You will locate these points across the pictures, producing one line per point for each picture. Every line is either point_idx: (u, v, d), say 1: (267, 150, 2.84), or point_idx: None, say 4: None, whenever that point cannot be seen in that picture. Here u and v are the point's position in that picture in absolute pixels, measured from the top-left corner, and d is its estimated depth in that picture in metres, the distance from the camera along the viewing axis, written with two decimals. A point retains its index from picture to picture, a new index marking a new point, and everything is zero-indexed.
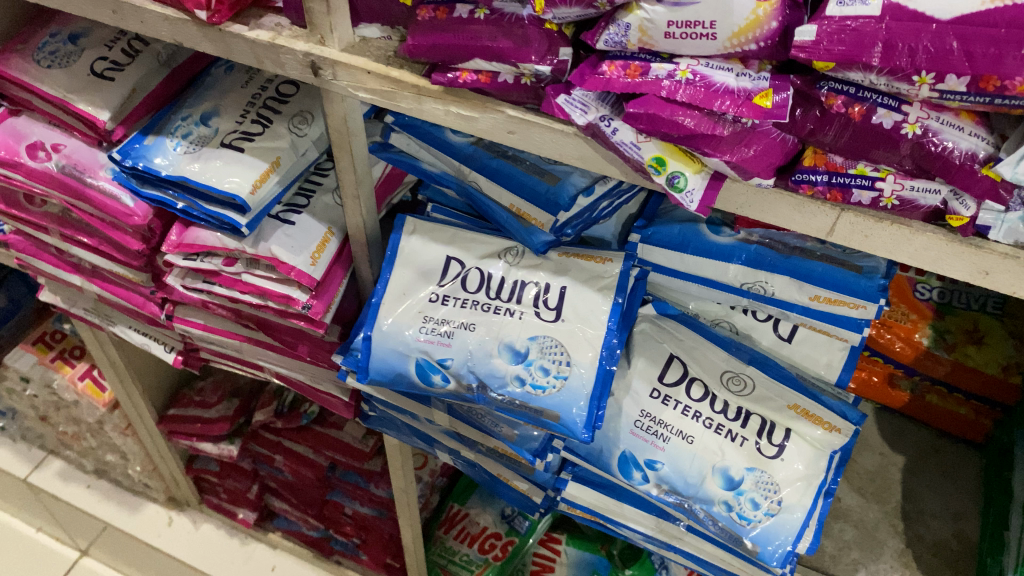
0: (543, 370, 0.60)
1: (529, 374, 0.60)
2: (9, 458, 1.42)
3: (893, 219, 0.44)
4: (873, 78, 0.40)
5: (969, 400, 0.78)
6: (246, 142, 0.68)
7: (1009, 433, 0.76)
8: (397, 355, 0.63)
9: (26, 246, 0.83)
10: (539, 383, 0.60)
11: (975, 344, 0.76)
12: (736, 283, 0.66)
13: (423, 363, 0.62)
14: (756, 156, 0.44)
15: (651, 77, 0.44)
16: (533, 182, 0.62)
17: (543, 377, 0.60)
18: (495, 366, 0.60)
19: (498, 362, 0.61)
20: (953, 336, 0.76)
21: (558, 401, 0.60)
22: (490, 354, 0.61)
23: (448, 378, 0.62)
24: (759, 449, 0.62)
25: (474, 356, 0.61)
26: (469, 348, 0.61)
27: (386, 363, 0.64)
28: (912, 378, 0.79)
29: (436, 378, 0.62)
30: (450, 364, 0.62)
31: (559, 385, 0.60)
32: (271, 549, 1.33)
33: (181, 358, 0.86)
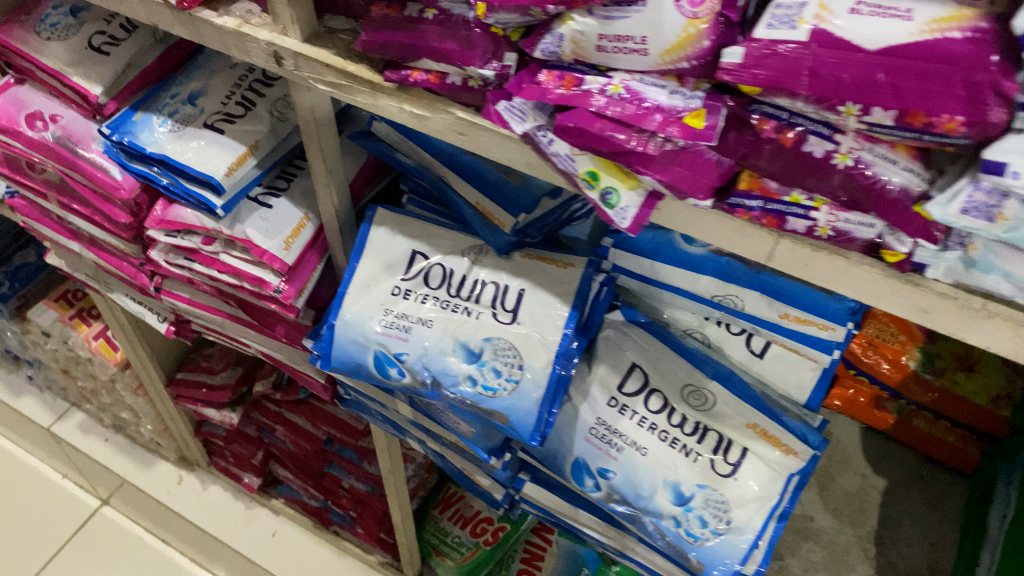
0: (496, 371, 0.60)
1: (481, 375, 0.60)
2: (37, 407, 1.50)
3: (830, 249, 0.43)
4: (801, 105, 0.38)
5: (957, 428, 0.80)
6: (227, 123, 0.69)
7: (994, 468, 0.77)
8: (356, 346, 0.63)
9: (31, 211, 0.87)
10: (490, 384, 0.60)
11: (966, 372, 0.79)
12: (707, 295, 0.64)
13: (381, 355, 0.63)
14: (689, 176, 0.42)
15: (583, 90, 0.43)
16: (499, 181, 0.62)
17: (494, 378, 0.60)
18: (449, 365, 0.60)
19: (452, 360, 0.61)
20: (943, 362, 0.80)
21: (508, 403, 0.59)
22: (444, 352, 0.61)
23: (404, 372, 0.62)
24: (712, 466, 0.60)
25: (429, 353, 0.61)
26: (425, 344, 0.61)
27: (347, 353, 0.64)
28: (899, 401, 0.83)
29: (392, 371, 0.63)
30: (405, 358, 0.62)
31: (510, 388, 0.59)
32: (274, 515, 1.37)
33: (173, 328, 0.88)
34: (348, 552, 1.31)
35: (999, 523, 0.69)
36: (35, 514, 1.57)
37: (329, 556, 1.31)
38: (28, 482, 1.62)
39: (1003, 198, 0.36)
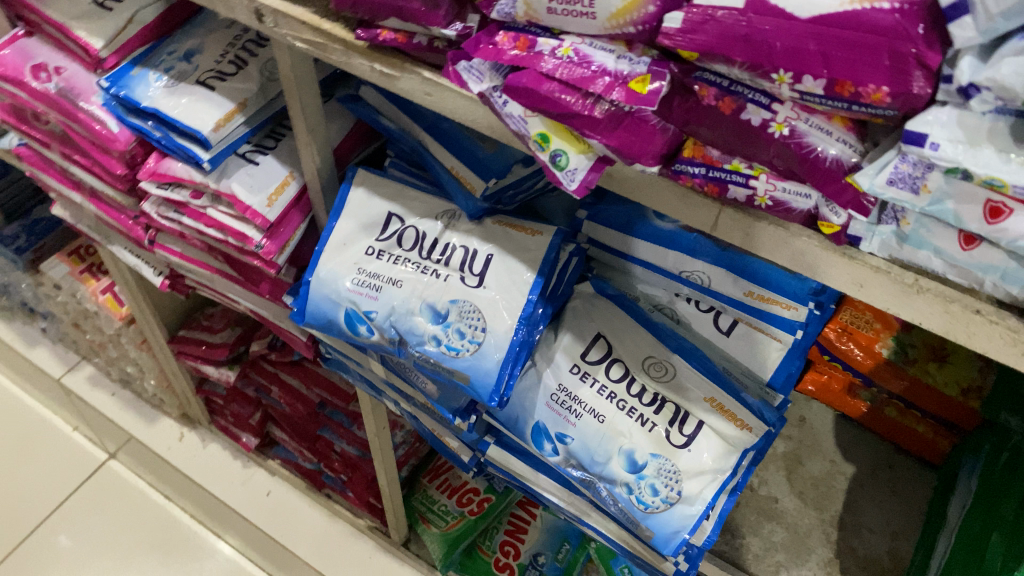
0: (459, 333, 0.61)
1: (445, 336, 0.61)
2: (48, 358, 1.54)
3: (769, 219, 0.44)
4: (738, 72, 0.39)
5: (927, 418, 0.84)
6: (218, 81, 0.71)
7: (957, 458, 0.79)
8: (329, 302, 0.65)
9: (36, 161, 0.90)
10: (454, 345, 0.61)
11: (937, 362, 0.82)
12: (676, 270, 0.64)
13: (352, 313, 0.64)
14: (632, 141, 0.43)
15: (535, 52, 0.44)
16: (474, 147, 0.63)
17: (458, 340, 0.61)
18: (415, 324, 0.62)
19: (418, 320, 0.62)
20: (915, 351, 0.83)
21: (469, 364, 0.61)
22: (411, 311, 0.62)
23: (373, 330, 0.64)
24: (667, 437, 0.62)
25: (396, 312, 0.63)
26: (393, 304, 0.63)
27: (319, 310, 0.66)
28: (871, 389, 0.87)
29: (361, 329, 0.64)
30: (374, 316, 0.63)
31: (472, 349, 0.60)
32: (269, 476, 1.40)
33: (167, 282, 0.92)
34: (339, 515, 1.34)
35: (955, 513, 0.70)
36: (42, 463, 1.61)
37: (320, 518, 1.34)
38: (40, 431, 1.66)
39: (927, 170, 0.36)
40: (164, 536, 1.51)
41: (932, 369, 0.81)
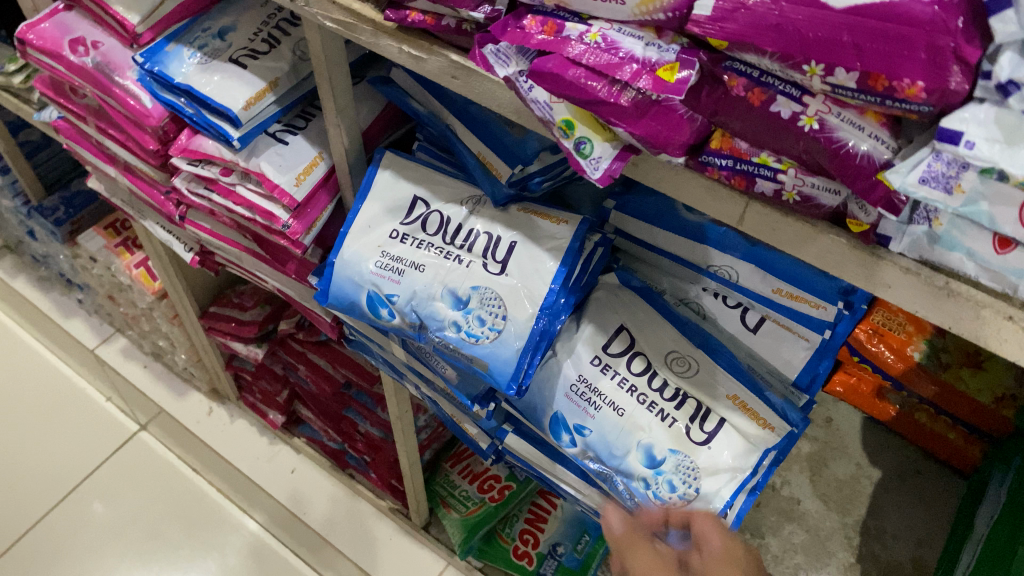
0: (480, 320, 0.61)
1: (465, 322, 0.61)
2: (84, 329, 1.58)
3: (796, 214, 0.43)
4: (768, 63, 0.38)
5: (958, 425, 0.82)
6: (250, 59, 0.71)
7: (989, 470, 0.79)
8: (351, 284, 0.65)
9: (73, 134, 0.91)
10: (473, 332, 0.61)
11: (972, 368, 0.81)
12: (703, 264, 0.63)
13: (374, 296, 0.64)
14: (657, 130, 0.42)
15: (562, 37, 0.43)
16: (502, 132, 0.62)
17: (478, 326, 0.61)
18: (436, 309, 0.62)
19: (439, 306, 0.62)
20: (949, 356, 0.81)
21: (489, 351, 0.61)
22: (433, 297, 0.62)
23: (394, 314, 0.64)
24: (687, 433, 0.61)
25: (418, 297, 0.63)
26: (415, 288, 0.63)
27: (342, 291, 0.66)
28: (901, 393, 0.85)
29: (383, 312, 0.64)
30: (396, 300, 0.63)
31: (492, 337, 0.60)
32: (295, 453, 1.42)
33: (197, 258, 0.92)
34: (361, 495, 1.35)
35: (983, 523, 0.69)
36: (75, 431, 1.64)
37: (343, 498, 1.36)
38: (75, 400, 1.69)
39: (962, 169, 0.34)
40: (190, 508, 1.53)
41: (965, 376, 0.80)
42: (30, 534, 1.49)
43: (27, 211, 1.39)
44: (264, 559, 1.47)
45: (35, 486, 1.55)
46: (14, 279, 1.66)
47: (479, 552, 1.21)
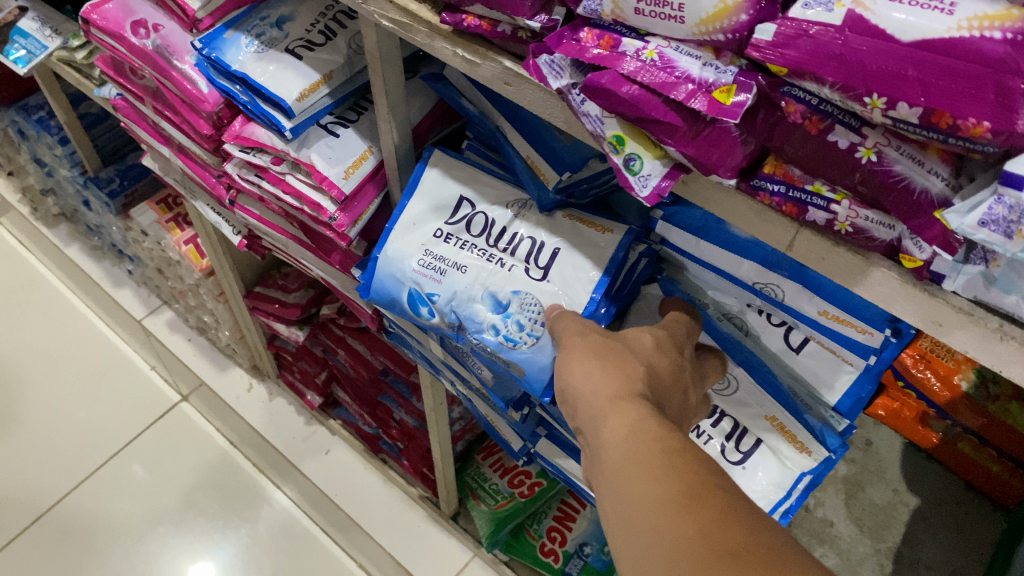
0: (519, 325, 0.61)
1: (505, 326, 0.61)
2: (133, 300, 1.62)
3: (848, 245, 0.42)
4: (828, 92, 0.37)
5: (1001, 458, 0.85)
6: (306, 50, 0.71)
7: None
8: (393, 280, 0.65)
9: (131, 113, 0.93)
10: (512, 336, 0.61)
11: (1017, 401, 0.83)
12: (749, 280, 0.62)
13: (415, 293, 0.65)
14: (710, 153, 0.42)
15: (618, 52, 0.43)
16: (552, 138, 0.62)
17: (517, 331, 0.61)
18: (476, 312, 0.62)
19: (479, 308, 0.62)
20: (998, 389, 0.84)
21: (527, 357, 0.61)
22: (473, 299, 0.62)
23: (433, 313, 0.64)
24: (723, 453, 0.67)
25: (458, 298, 0.63)
26: (456, 289, 0.63)
27: (384, 287, 0.66)
28: (944, 421, 0.92)
29: (423, 310, 0.64)
30: (436, 299, 0.63)
31: (530, 343, 0.61)
32: (330, 435, 1.44)
33: (245, 241, 0.94)
34: (393, 481, 1.37)
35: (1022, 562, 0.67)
36: (118, 398, 1.68)
37: (375, 483, 1.38)
38: (121, 367, 1.73)
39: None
40: (226, 480, 1.56)
41: (1013, 409, 0.83)
42: (73, 495, 1.53)
43: (83, 181, 1.42)
44: (293, 534, 1.49)
45: (79, 448, 1.60)
46: (68, 247, 1.71)
47: (506, 546, 1.22)
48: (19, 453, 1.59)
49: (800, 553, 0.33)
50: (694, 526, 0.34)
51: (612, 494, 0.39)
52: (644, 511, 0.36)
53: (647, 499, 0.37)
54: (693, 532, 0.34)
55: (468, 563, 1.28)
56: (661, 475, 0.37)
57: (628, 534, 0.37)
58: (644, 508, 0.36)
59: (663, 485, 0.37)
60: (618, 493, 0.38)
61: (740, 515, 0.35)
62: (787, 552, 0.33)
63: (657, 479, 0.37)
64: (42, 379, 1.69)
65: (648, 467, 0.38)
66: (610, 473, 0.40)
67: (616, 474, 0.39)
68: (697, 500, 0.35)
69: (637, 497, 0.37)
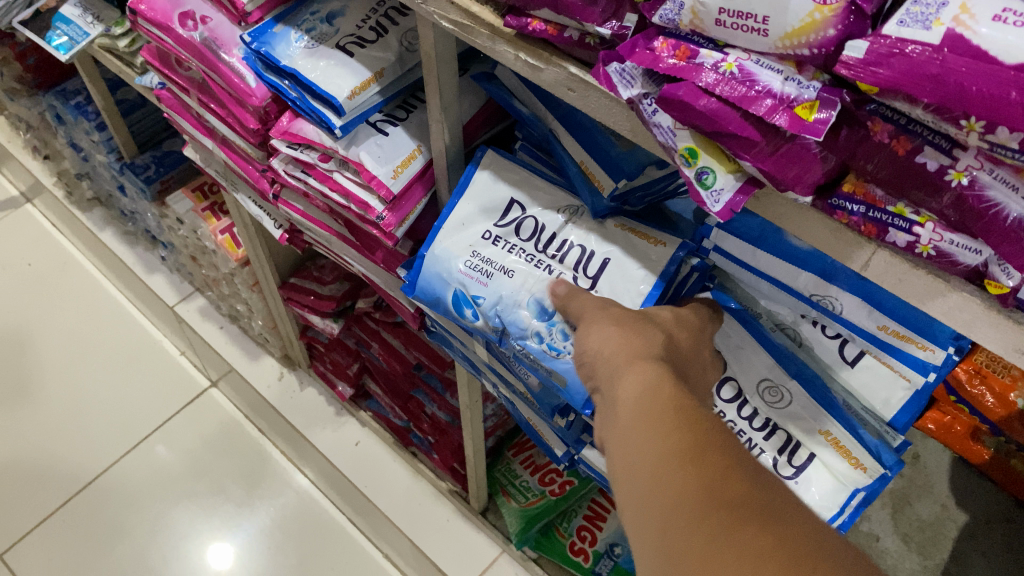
0: (564, 334, 0.60)
1: (549, 334, 0.60)
2: (165, 286, 1.63)
3: (929, 268, 0.40)
4: (920, 113, 0.35)
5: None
6: (357, 47, 0.71)
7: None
8: (440, 280, 0.65)
9: (174, 104, 0.93)
10: (556, 345, 0.60)
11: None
12: (806, 292, 0.61)
13: (460, 295, 0.64)
14: (790, 169, 0.41)
15: (695, 63, 0.42)
16: (607, 143, 0.61)
17: (561, 340, 0.60)
18: (520, 317, 0.61)
19: (524, 312, 0.61)
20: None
21: (569, 368, 0.60)
22: (518, 303, 0.62)
23: (478, 315, 0.64)
24: (776, 467, 0.64)
25: (504, 302, 0.62)
26: (501, 292, 0.62)
27: (430, 286, 0.66)
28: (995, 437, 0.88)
29: (467, 312, 0.64)
30: (481, 302, 0.63)
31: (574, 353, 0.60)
32: (360, 426, 1.44)
33: (286, 235, 0.94)
34: (422, 474, 1.37)
35: None
36: (147, 381, 1.68)
37: (404, 475, 1.38)
38: (150, 351, 1.73)
39: None
40: (254, 466, 1.56)
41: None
42: (101, 480, 1.54)
43: (119, 167, 1.43)
44: (317, 520, 1.49)
45: (108, 430, 1.61)
46: (102, 231, 1.72)
47: (535, 543, 1.22)
48: (50, 435, 1.60)
49: (796, 510, 0.35)
50: (695, 479, 0.36)
51: (620, 444, 0.41)
52: (649, 460, 0.38)
53: (653, 451, 0.38)
54: (694, 487, 0.35)
55: (496, 560, 1.27)
56: (668, 431, 0.39)
57: (632, 482, 0.38)
58: (648, 461, 0.38)
59: (670, 439, 0.38)
60: (626, 447, 0.40)
61: (742, 471, 0.36)
62: (783, 507, 0.35)
63: (665, 433, 0.39)
64: (72, 361, 1.71)
65: (656, 422, 0.39)
66: (621, 426, 0.41)
67: (626, 426, 0.41)
68: (701, 455, 0.37)
69: (643, 451, 0.39)
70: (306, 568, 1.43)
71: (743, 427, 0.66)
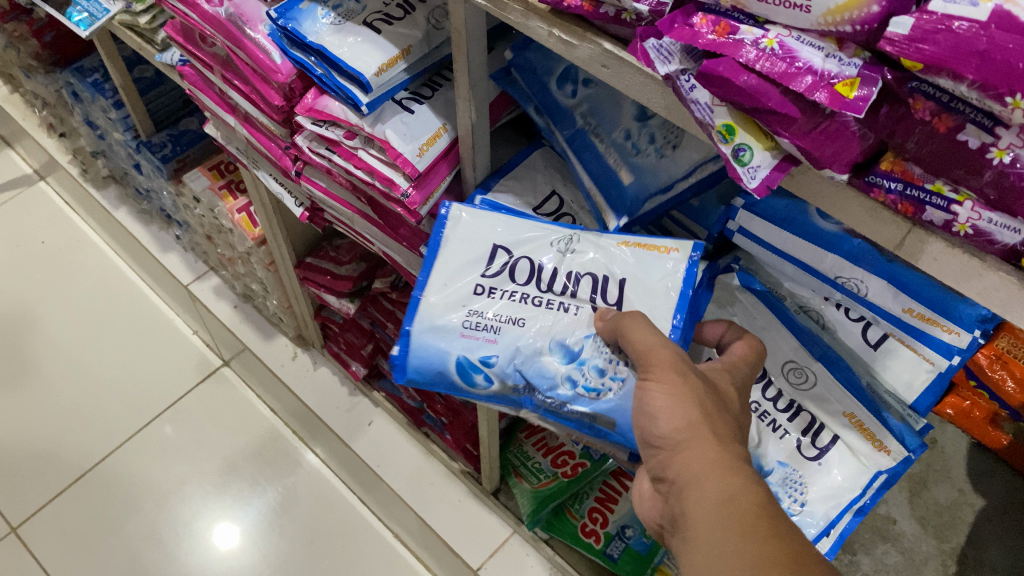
0: (598, 372, 0.61)
1: (581, 375, 0.62)
2: (180, 266, 1.64)
3: (966, 247, 0.40)
4: (964, 90, 0.35)
5: None
6: (385, 24, 0.71)
7: None
8: (437, 351, 0.64)
9: (197, 81, 0.93)
10: (592, 385, 0.61)
11: None
12: (830, 275, 0.62)
13: (465, 360, 0.63)
14: (830, 149, 0.41)
15: (735, 40, 0.42)
16: (613, 176, 0.68)
17: (596, 378, 0.61)
18: (546, 366, 0.62)
19: (548, 361, 0.62)
20: None
21: (613, 404, 0.61)
22: (539, 353, 0.62)
23: (491, 378, 0.63)
24: (799, 448, 0.65)
25: (522, 356, 0.62)
26: (518, 345, 0.62)
27: (425, 361, 0.64)
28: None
29: (477, 378, 0.63)
30: (493, 363, 0.62)
31: (615, 388, 0.61)
32: (373, 406, 1.45)
33: (307, 213, 0.95)
34: (434, 455, 1.38)
35: None
36: (158, 361, 1.69)
37: (417, 456, 1.39)
38: (162, 329, 1.74)
39: None
40: (265, 444, 1.57)
41: None
42: (107, 462, 1.54)
43: (136, 145, 1.43)
44: (328, 497, 1.50)
45: (120, 408, 1.62)
46: (116, 210, 1.72)
47: (546, 524, 1.22)
48: (61, 413, 1.61)
49: None
50: None
51: (704, 547, 0.45)
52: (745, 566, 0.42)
53: (750, 557, 0.43)
54: None
55: (507, 540, 1.29)
56: (764, 537, 0.43)
57: None
58: (745, 564, 0.42)
59: (766, 546, 0.43)
60: (712, 552, 0.45)
61: None
62: None
63: (763, 538, 0.43)
64: (84, 340, 1.72)
65: (751, 527, 0.44)
66: (705, 529, 0.46)
67: (712, 530, 0.45)
68: (799, 562, 0.42)
69: (740, 557, 0.43)
70: (315, 546, 1.44)
71: (767, 408, 0.67)
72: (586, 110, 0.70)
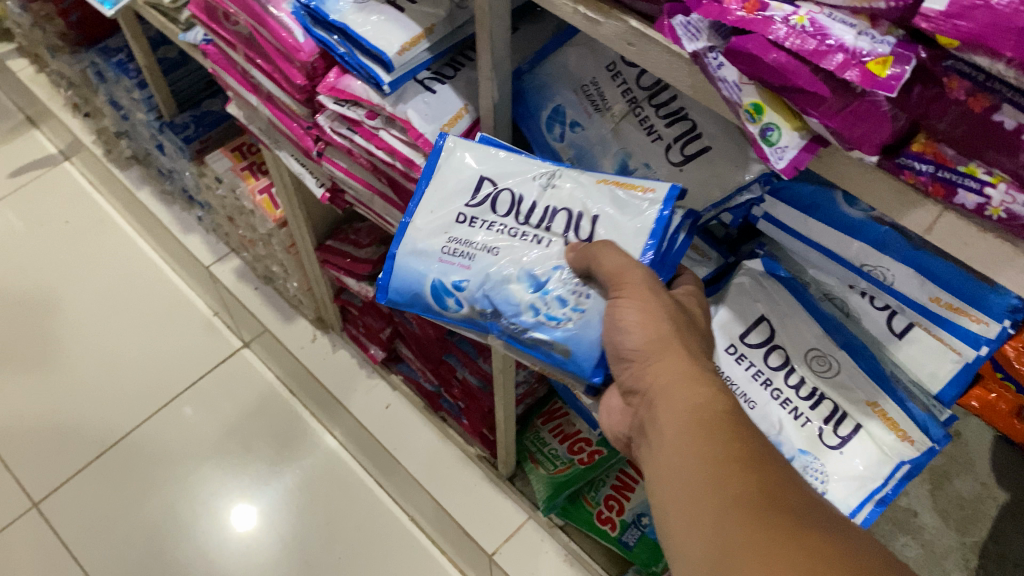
0: (560, 302, 0.62)
1: (545, 304, 0.62)
2: (201, 246, 1.63)
3: (997, 231, 0.39)
4: (1001, 68, 0.34)
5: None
6: (408, 3, 0.70)
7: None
8: (414, 274, 0.66)
9: (221, 60, 0.93)
10: (553, 313, 0.62)
11: None
12: (857, 262, 0.61)
13: (439, 284, 0.65)
14: (861, 129, 0.40)
15: (766, 16, 0.41)
16: None
17: (558, 308, 0.62)
18: (512, 293, 0.62)
19: (515, 289, 0.62)
20: None
21: (570, 333, 0.61)
22: (508, 280, 0.62)
23: (461, 303, 0.64)
24: (820, 436, 0.63)
25: (490, 282, 0.63)
26: (487, 272, 0.63)
27: (405, 282, 0.66)
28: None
29: (450, 301, 0.64)
30: (464, 287, 0.64)
31: (574, 318, 0.61)
32: (390, 390, 1.46)
33: (327, 195, 0.95)
34: (450, 438, 1.38)
35: None
36: (179, 341, 1.70)
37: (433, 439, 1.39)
38: (182, 309, 1.75)
39: None
40: (284, 426, 1.58)
41: None
42: (130, 438, 1.56)
43: (159, 125, 1.44)
44: (344, 479, 1.51)
45: (141, 387, 1.63)
46: (139, 189, 1.72)
47: (562, 511, 1.22)
48: (84, 389, 1.63)
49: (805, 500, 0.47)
50: (737, 474, 0.48)
51: (668, 445, 0.53)
52: (698, 462, 0.50)
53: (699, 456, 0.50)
54: (735, 479, 0.48)
55: (522, 526, 1.27)
56: (717, 441, 0.50)
57: (677, 473, 0.51)
58: (694, 461, 0.50)
59: (717, 447, 0.50)
60: (673, 448, 0.52)
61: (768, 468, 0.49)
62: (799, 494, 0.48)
63: (714, 441, 0.50)
64: (106, 319, 1.73)
65: (710, 430, 0.51)
66: (672, 427, 0.53)
67: (677, 430, 0.53)
68: (739, 461, 0.49)
69: (692, 456, 0.50)
70: (331, 528, 1.45)
71: (789, 396, 0.65)
72: (573, 155, 0.71)
